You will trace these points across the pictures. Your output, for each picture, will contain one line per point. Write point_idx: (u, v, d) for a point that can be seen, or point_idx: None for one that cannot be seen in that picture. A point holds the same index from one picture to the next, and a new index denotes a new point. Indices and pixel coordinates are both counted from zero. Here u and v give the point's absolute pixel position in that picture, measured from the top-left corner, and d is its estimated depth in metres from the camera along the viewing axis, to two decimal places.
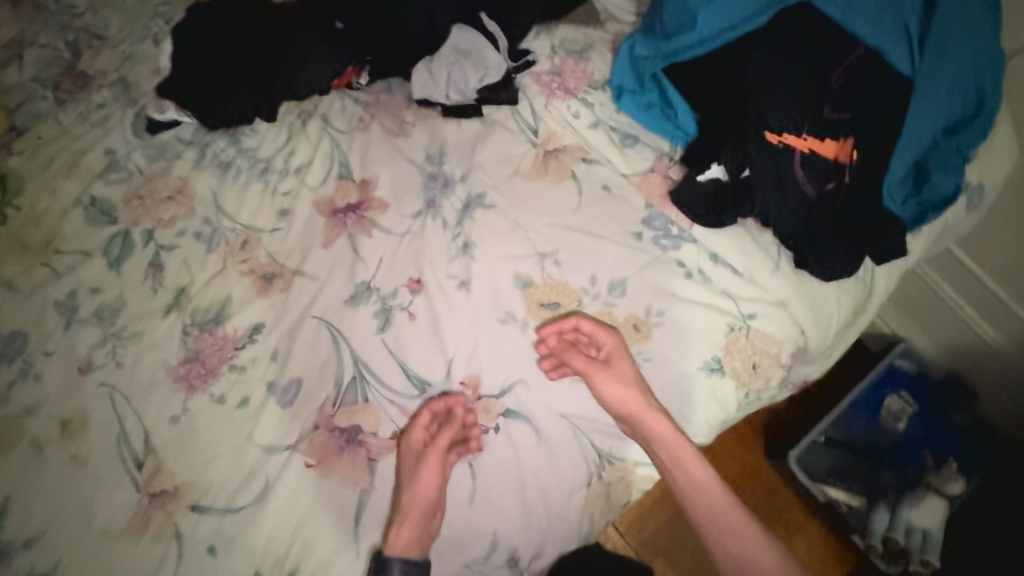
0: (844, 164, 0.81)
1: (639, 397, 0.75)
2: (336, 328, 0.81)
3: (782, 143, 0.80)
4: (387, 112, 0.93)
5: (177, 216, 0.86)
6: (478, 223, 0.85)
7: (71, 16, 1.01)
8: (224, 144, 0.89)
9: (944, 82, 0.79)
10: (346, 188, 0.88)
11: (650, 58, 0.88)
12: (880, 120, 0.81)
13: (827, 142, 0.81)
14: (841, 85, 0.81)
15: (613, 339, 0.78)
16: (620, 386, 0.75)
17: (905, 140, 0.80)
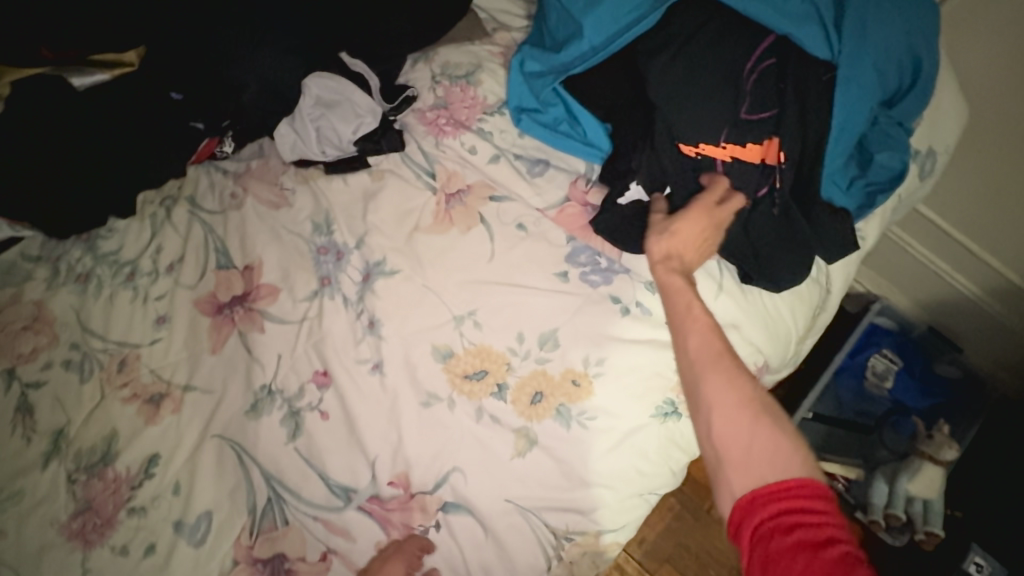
0: (774, 168, 0.72)
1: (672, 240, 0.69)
2: (240, 446, 0.71)
3: (699, 154, 0.73)
4: (262, 181, 0.81)
5: (40, 347, 0.75)
6: (381, 295, 0.75)
7: None
8: (80, 254, 0.78)
9: (871, 55, 0.71)
10: (227, 279, 0.77)
11: (544, 75, 0.80)
12: (811, 102, 0.70)
13: (749, 147, 0.72)
14: (755, 79, 0.72)
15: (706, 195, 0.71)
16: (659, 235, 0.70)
17: (839, 125, 0.70)
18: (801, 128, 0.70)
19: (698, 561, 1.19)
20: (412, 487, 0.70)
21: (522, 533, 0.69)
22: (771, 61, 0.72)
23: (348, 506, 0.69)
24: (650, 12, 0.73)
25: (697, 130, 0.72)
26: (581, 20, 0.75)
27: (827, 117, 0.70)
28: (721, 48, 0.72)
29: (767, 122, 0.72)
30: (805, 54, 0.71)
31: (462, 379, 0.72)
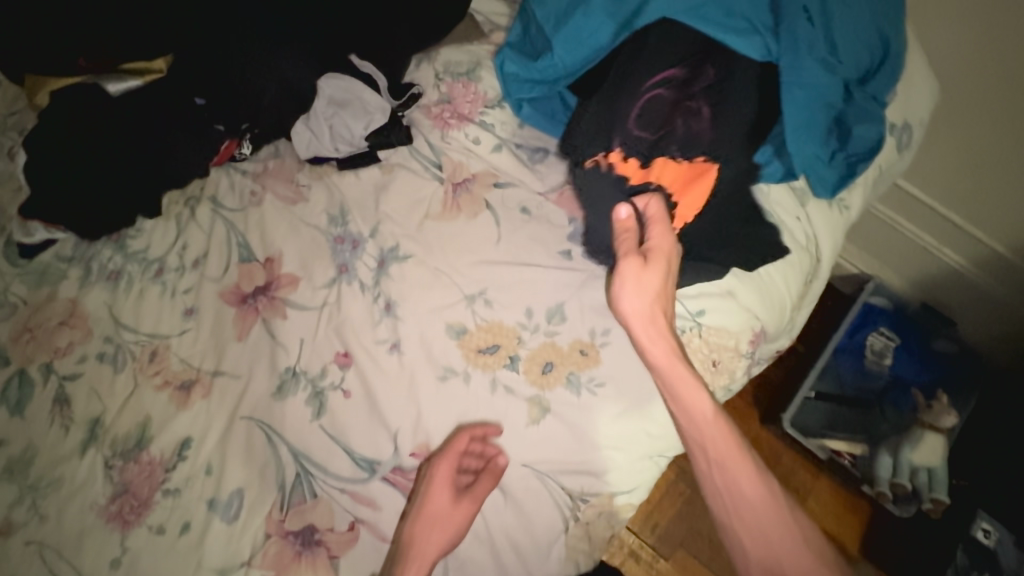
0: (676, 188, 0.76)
1: (659, 307, 0.67)
2: (268, 426, 0.75)
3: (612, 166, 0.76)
4: (278, 179, 0.86)
5: (75, 342, 0.79)
6: (396, 279, 0.79)
7: None
8: (110, 253, 0.83)
9: (819, 53, 0.75)
10: (250, 271, 0.81)
11: (524, 77, 0.84)
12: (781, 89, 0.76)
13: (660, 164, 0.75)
14: (645, 106, 0.75)
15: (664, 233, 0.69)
16: (637, 294, 0.67)
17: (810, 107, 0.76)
18: (726, 143, 0.75)
19: (710, 542, 1.22)
20: (432, 457, 0.74)
21: (540, 493, 0.73)
22: (685, 76, 0.75)
23: (373, 477, 0.73)
24: (632, 23, 0.74)
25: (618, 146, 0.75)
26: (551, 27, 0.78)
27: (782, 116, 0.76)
28: (638, 80, 0.74)
29: (743, 110, 0.75)
30: (723, 78, 0.74)
31: (476, 353, 0.76)
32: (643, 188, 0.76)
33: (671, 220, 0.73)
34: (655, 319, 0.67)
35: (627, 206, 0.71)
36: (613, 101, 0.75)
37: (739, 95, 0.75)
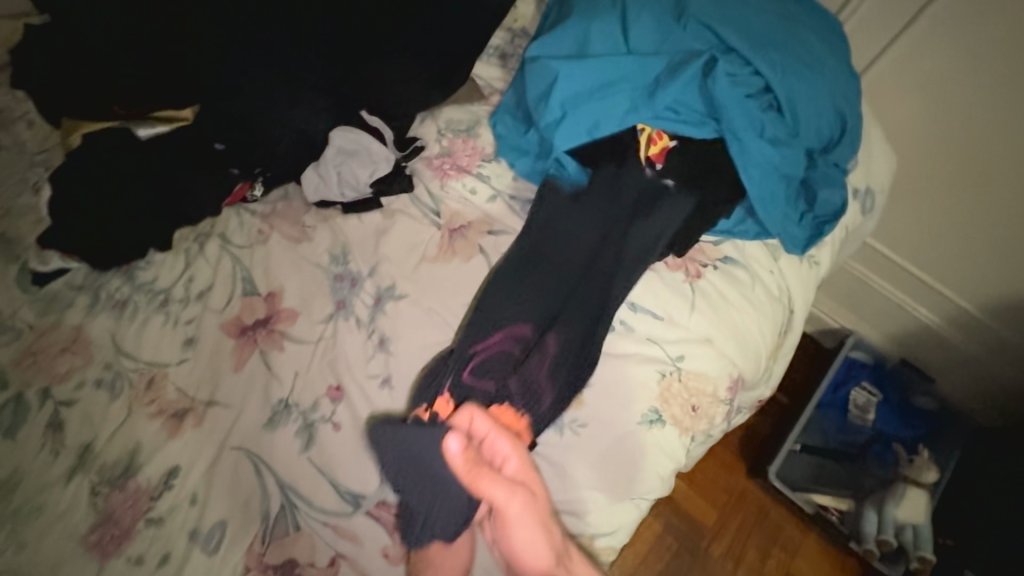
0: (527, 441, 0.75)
1: (535, 511, 0.69)
2: (257, 457, 0.76)
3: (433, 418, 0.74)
4: (285, 220, 0.92)
5: (75, 368, 0.81)
6: (390, 316, 0.83)
7: None
8: (118, 283, 0.87)
9: (771, 132, 0.85)
10: (252, 304, 0.85)
11: (518, 143, 0.94)
12: (751, 167, 0.85)
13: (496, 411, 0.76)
14: (490, 354, 0.79)
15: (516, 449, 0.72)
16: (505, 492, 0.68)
17: (778, 178, 0.86)
18: (580, 343, 0.81)
19: None
20: None
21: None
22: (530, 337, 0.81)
23: (357, 512, 0.74)
24: (595, 130, 0.87)
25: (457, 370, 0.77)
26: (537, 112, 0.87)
27: (745, 191, 0.86)
28: (512, 286, 0.82)
29: (709, 186, 0.87)
30: (590, 281, 0.84)
31: None
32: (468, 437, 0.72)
33: (510, 434, 0.74)
34: (541, 522, 0.69)
35: (456, 437, 0.69)
36: (472, 328, 0.80)
37: (665, 215, 0.86)
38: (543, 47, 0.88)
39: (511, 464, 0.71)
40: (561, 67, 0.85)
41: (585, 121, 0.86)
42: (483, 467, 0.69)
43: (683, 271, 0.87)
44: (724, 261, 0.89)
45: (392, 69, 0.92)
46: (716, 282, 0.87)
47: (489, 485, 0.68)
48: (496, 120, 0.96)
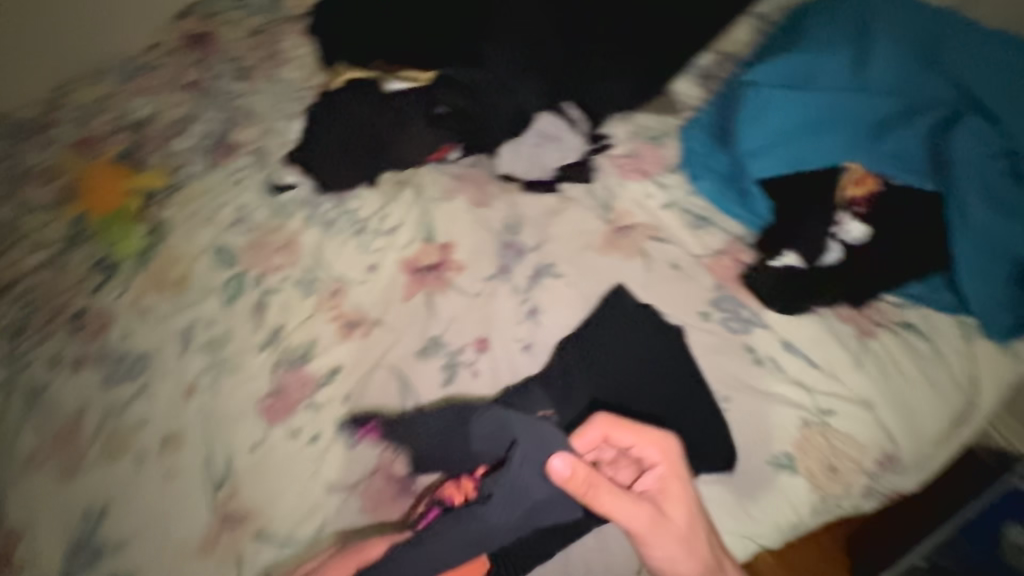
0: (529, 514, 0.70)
1: (648, 523, 0.67)
2: (404, 379, 0.86)
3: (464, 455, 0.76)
4: (472, 185, 1.01)
5: (284, 264, 0.98)
6: (545, 290, 0.89)
7: (232, 88, 1.15)
8: (331, 207, 1.02)
9: (1003, 201, 0.79)
10: (428, 250, 0.96)
11: (705, 161, 0.95)
12: (969, 235, 0.79)
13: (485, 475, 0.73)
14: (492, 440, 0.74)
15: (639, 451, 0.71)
16: (623, 506, 0.67)
17: (998, 253, 0.79)
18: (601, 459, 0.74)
19: None
20: None
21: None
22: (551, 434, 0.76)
23: None
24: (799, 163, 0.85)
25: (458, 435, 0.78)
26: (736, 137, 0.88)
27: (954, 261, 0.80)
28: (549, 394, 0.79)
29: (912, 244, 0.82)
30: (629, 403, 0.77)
31: None
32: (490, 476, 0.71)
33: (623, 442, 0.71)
34: (657, 530, 0.67)
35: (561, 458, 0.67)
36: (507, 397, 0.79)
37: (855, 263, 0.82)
38: (762, 73, 0.88)
39: (651, 475, 0.71)
40: (776, 99, 0.86)
41: (788, 153, 0.86)
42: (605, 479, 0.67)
43: (853, 325, 0.82)
44: (903, 327, 0.82)
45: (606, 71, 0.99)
46: (889, 345, 0.80)
47: (609, 503, 0.66)
48: (686, 134, 0.98)
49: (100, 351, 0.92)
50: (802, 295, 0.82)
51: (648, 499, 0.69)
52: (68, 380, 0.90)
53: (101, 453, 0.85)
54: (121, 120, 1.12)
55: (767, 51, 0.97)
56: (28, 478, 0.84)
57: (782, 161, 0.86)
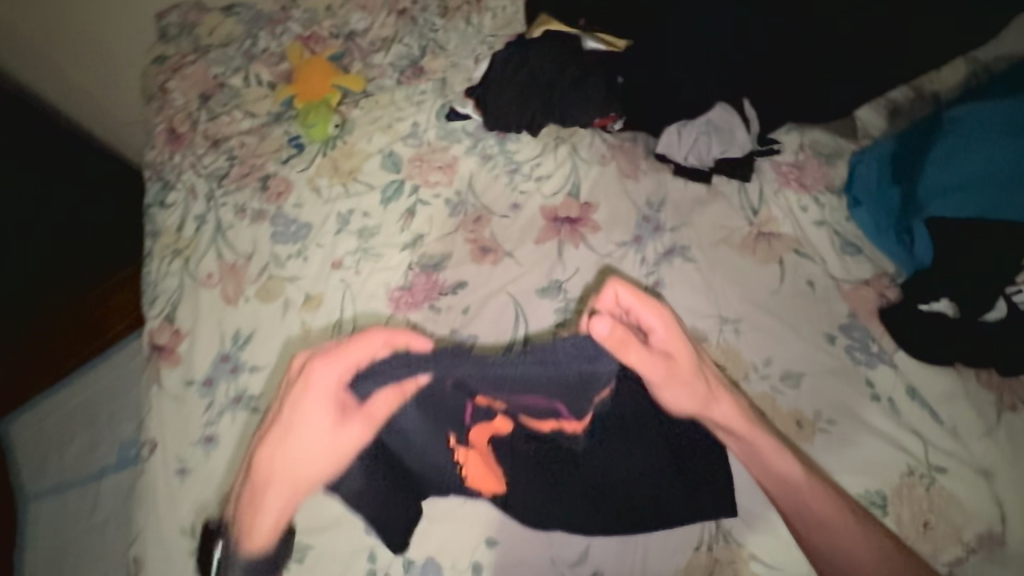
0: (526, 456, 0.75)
1: (673, 377, 0.76)
2: (521, 309, 0.93)
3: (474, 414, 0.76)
4: (627, 156, 1.05)
5: (440, 182, 1.08)
6: (673, 269, 0.92)
7: (434, 22, 1.27)
8: (492, 143, 1.11)
9: None
10: (570, 204, 1.02)
11: (873, 191, 0.90)
12: None
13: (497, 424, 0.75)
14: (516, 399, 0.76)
15: (657, 315, 0.79)
16: (648, 361, 0.75)
17: None
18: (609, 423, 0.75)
19: None
20: None
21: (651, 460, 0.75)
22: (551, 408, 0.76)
23: None
24: (987, 209, 0.78)
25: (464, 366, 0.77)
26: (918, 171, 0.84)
27: None
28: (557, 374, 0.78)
29: None
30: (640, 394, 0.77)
31: None
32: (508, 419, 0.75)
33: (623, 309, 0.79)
34: (681, 378, 0.76)
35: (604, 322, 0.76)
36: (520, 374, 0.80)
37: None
38: (973, 113, 0.84)
39: (656, 337, 0.77)
40: (981, 140, 0.81)
41: (977, 196, 0.79)
42: (633, 337, 0.76)
43: (995, 395, 0.77)
44: None
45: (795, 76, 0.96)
46: None
47: (635, 356, 0.75)
48: (857, 161, 0.95)
49: (275, 212, 1.08)
50: (948, 346, 0.78)
51: (660, 354, 0.76)
52: (246, 227, 1.07)
53: (257, 293, 1.01)
54: (338, 30, 1.28)
55: (985, 93, 0.91)
56: (200, 295, 1.01)
57: (968, 204, 0.79)
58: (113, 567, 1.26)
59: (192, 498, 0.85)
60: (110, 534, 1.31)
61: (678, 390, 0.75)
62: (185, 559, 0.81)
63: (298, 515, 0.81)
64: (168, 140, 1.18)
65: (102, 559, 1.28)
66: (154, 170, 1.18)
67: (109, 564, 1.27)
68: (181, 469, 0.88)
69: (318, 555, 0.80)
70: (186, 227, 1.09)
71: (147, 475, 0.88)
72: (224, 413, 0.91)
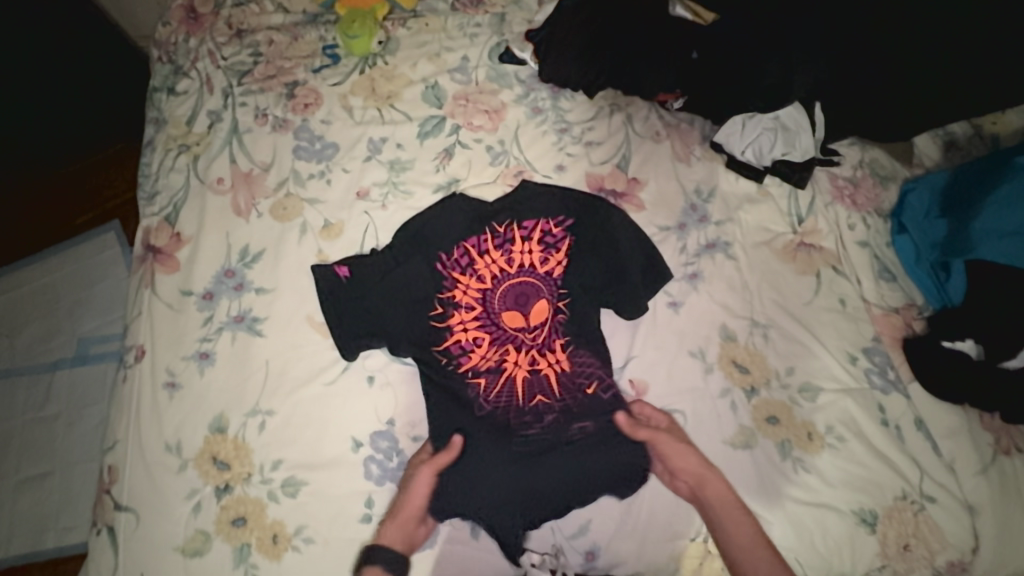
0: (547, 348, 0.85)
1: (533, 276, 0.88)
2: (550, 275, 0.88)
3: (507, 319, 0.86)
4: (682, 139, 1.01)
5: (483, 127, 1.00)
6: (713, 263, 0.90)
7: None
8: (545, 96, 1.03)
9: None
10: (617, 176, 0.97)
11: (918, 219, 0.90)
12: None
13: (519, 320, 0.86)
14: (518, 301, 0.87)
15: (477, 243, 0.88)
16: (517, 272, 0.88)
17: None
18: (586, 344, 0.86)
19: None
20: (642, 396, 0.83)
21: (716, 416, 0.81)
22: (523, 296, 0.87)
23: (512, 281, 0.87)
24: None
25: (437, 252, 0.88)
26: (977, 206, 0.84)
27: None
28: (506, 276, 0.88)
29: None
30: (523, 280, 0.88)
31: (729, 361, 0.84)
32: (525, 309, 0.86)
33: (480, 245, 0.88)
34: (523, 279, 0.88)
35: (505, 277, 0.88)
36: (502, 287, 0.87)
37: None
38: None
39: (504, 248, 0.88)
40: None
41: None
42: (507, 265, 0.88)
43: (994, 438, 0.81)
44: None
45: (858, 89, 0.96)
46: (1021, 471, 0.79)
47: (506, 272, 0.88)
48: (908, 186, 0.94)
49: (300, 124, 0.99)
50: (964, 385, 0.80)
51: (524, 269, 0.88)
52: (266, 135, 0.98)
53: (271, 209, 0.93)
54: None
55: None
56: (208, 201, 0.93)
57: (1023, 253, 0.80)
58: (66, 459, 1.20)
59: (181, 416, 0.80)
60: (63, 428, 1.23)
61: (552, 281, 0.88)
62: (167, 476, 0.77)
63: (299, 449, 0.79)
64: (186, 19, 1.08)
65: (54, 455, 1.20)
66: (166, 51, 1.06)
67: (63, 454, 1.21)
68: (169, 382, 0.82)
69: (311, 492, 0.77)
70: (197, 122, 0.99)
71: (133, 382, 0.82)
72: (223, 329, 0.85)
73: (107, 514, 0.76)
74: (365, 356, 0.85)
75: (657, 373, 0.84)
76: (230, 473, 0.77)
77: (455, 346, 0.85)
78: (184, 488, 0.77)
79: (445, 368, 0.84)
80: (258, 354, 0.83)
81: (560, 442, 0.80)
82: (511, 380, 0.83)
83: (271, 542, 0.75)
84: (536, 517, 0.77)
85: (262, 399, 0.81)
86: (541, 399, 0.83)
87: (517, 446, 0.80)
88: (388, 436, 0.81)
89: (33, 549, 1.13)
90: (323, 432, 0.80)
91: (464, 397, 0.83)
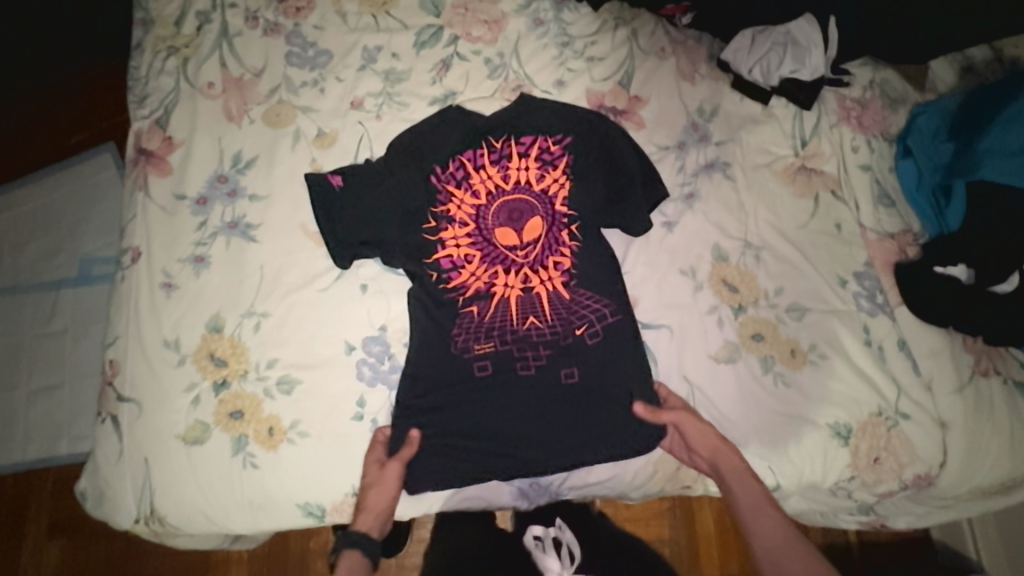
0: (538, 266, 0.84)
1: (528, 194, 0.85)
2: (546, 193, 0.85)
3: (498, 235, 0.84)
4: (687, 55, 0.97)
5: (482, 38, 0.97)
6: (711, 183, 0.89)
7: None
8: (547, 6, 0.98)
9: None
10: (618, 93, 0.94)
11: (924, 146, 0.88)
12: None
13: (512, 236, 0.84)
14: (510, 218, 0.84)
15: (471, 157, 0.85)
16: (512, 189, 0.85)
17: None
18: (580, 263, 0.84)
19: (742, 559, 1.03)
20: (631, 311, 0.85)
21: (704, 333, 0.83)
22: (516, 213, 0.84)
23: (506, 198, 0.85)
24: None
25: (432, 165, 0.85)
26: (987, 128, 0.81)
27: None
28: (501, 192, 0.85)
29: None
30: (515, 196, 0.85)
31: (719, 280, 0.85)
32: (519, 226, 0.84)
33: (474, 159, 0.85)
34: (517, 195, 0.85)
35: (500, 194, 0.85)
36: (495, 202, 0.85)
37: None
38: None
39: (498, 164, 0.85)
40: None
41: None
42: (501, 180, 0.85)
43: (974, 359, 0.82)
44: (1018, 385, 0.82)
45: (872, 6, 0.92)
46: (997, 391, 0.81)
47: (500, 188, 0.85)
48: (919, 110, 0.91)
49: (292, 29, 0.95)
50: (949, 309, 0.81)
51: (519, 186, 0.85)
52: (257, 39, 0.94)
53: (264, 115, 0.91)
54: None
55: None
56: (199, 105, 0.91)
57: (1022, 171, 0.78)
58: (75, 372, 1.23)
59: (178, 314, 0.82)
60: (71, 342, 1.26)
61: (548, 199, 0.85)
62: (168, 370, 0.80)
63: (292, 350, 0.81)
64: None
65: (63, 366, 1.24)
66: None
67: (71, 369, 1.24)
68: (165, 283, 0.83)
69: (305, 391, 0.80)
70: (186, 24, 0.95)
71: (130, 280, 0.84)
72: (217, 235, 0.85)
73: (111, 404, 0.80)
74: (357, 265, 0.85)
75: (648, 291, 0.85)
76: (227, 370, 0.80)
77: (445, 261, 0.83)
78: (184, 382, 0.79)
79: (435, 281, 0.83)
80: (252, 259, 0.84)
81: (546, 355, 0.81)
82: (499, 296, 0.83)
83: (268, 434, 0.78)
84: (520, 423, 0.79)
85: (257, 301, 0.83)
86: (530, 314, 0.83)
87: (504, 357, 0.81)
88: (380, 341, 0.83)
89: (49, 452, 1.18)
90: (316, 334, 0.82)
91: (452, 309, 0.83)
